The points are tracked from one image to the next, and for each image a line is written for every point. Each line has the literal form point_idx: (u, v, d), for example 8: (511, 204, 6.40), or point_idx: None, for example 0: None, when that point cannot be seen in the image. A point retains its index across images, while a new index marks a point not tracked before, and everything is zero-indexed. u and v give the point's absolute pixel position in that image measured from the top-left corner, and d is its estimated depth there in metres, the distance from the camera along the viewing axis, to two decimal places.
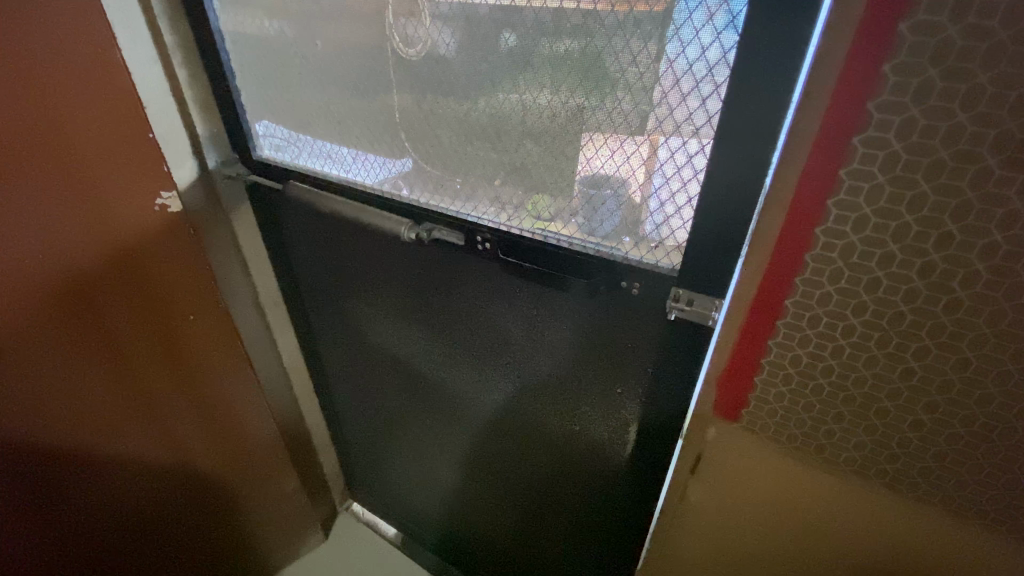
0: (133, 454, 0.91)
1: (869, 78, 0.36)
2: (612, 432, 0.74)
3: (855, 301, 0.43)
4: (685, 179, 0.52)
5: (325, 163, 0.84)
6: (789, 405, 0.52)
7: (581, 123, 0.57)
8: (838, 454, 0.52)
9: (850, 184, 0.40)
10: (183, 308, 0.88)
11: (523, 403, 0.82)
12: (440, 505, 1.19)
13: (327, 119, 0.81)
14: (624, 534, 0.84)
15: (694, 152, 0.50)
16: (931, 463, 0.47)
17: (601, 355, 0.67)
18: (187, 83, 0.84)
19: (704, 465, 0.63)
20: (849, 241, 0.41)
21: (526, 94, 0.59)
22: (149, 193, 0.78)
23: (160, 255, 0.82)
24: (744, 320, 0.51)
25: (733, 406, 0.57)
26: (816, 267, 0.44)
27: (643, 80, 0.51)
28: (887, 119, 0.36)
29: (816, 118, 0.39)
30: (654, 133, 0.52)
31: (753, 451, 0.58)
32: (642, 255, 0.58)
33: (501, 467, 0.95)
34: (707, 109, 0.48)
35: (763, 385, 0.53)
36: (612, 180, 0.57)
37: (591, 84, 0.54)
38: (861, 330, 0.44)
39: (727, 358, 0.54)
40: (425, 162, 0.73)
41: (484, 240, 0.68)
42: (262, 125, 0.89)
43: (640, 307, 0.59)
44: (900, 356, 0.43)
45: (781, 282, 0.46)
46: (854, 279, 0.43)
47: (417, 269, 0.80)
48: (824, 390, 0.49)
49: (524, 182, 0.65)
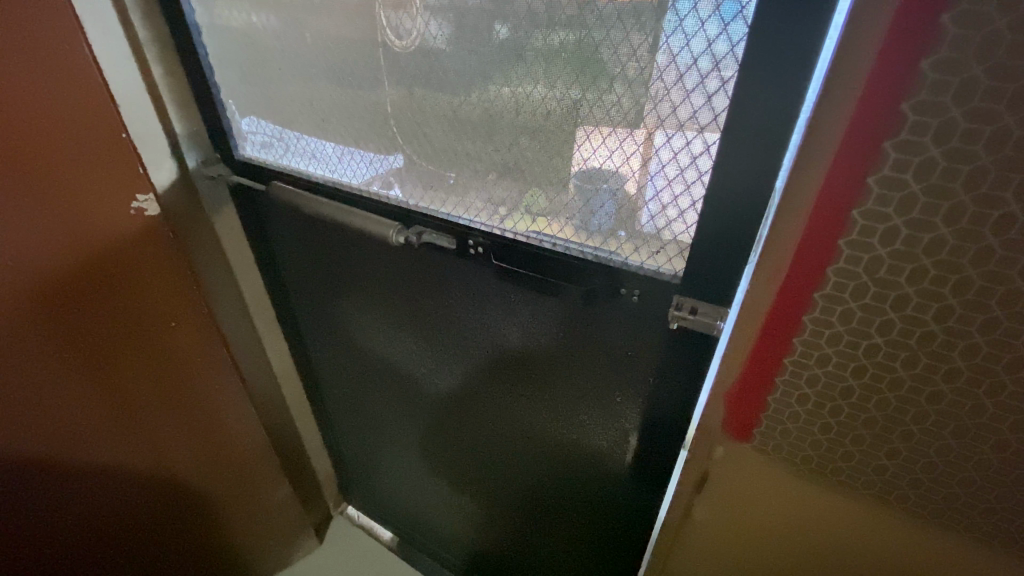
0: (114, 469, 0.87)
1: (905, 76, 0.33)
2: (611, 439, 0.72)
3: (880, 319, 0.40)
4: (689, 182, 0.49)
5: (309, 163, 0.81)
6: (805, 426, 0.49)
7: (577, 119, 0.54)
8: (856, 477, 0.49)
9: (880, 192, 0.36)
10: (164, 312, 0.84)
11: (518, 410, 0.80)
12: (437, 512, 1.16)
13: (311, 117, 0.77)
14: (626, 541, 0.82)
15: (698, 152, 0.47)
16: (956, 487, 0.44)
17: (601, 362, 0.65)
18: (164, 80, 0.80)
19: (711, 483, 0.59)
20: (876, 254, 0.38)
21: (519, 89, 0.56)
22: (125, 196, 0.74)
23: (139, 257, 0.79)
24: (757, 335, 0.47)
25: (744, 426, 0.53)
26: (838, 282, 0.40)
27: (644, 75, 0.48)
28: (923, 120, 0.33)
29: (840, 118, 0.36)
30: (655, 131, 0.49)
31: (754, 469, 0.56)
32: (643, 260, 0.55)
33: (498, 474, 0.92)
34: (713, 106, 0.45)
35: (776, 404, 0.50)
36: (608, 178, 0.55)
37: (587, 78, 0.51)
38: (886, 350, 0.41)
39: (737, 375, 0.50)
40: (423, 158, 0.69)
41: (477, 244, 0.65)
42: (248, 121, 0.84)
43: (642, 316, 0.58)
44: (929, 378, 0.40)
45: (798, 295, 0.43)
46: (880, 296, 0.39)
47: (409, 272, 0.77)
48: (843, 411, 0.46)
49: (517, 181, 0.61)
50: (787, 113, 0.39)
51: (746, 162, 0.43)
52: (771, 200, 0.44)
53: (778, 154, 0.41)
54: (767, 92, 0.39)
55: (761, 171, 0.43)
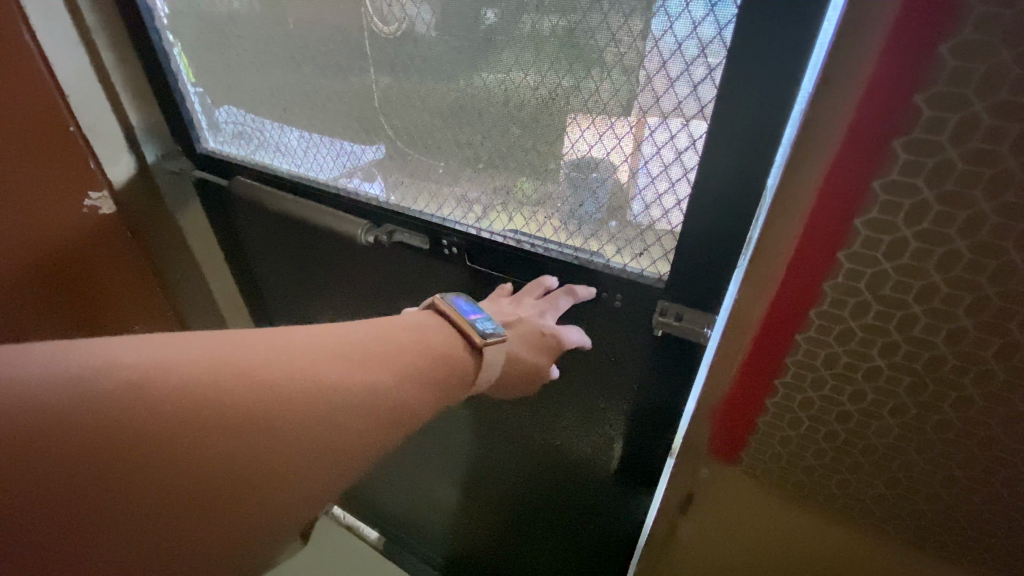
0: (257, 343, 0.39)
1: (920, 63, 0.28)
2: (596, 445, 0.69)
3: (882, 340, 0.36)
4: (673, 179, 0.45)
5: (275, 156, 0.75)
6: (796, 451, 0.44)
7: (555, 110, 0.50)
8: (852, 507, 0.44)
9: (887, 199, 0.31)
10: (123, 298, 0.91)
11: (500, 414, 0.77)
12: (423, 513, 1.12)
13: (272, 108, 0.72)
14: (610, 547, 0.80)
15: (683, 147, 0.43)
16: (962, 521, 0.39)
17: (583, 367, 0.62)
18: (118, 70, 0.74)
19: (697, 508, 0.54)
20: (881, 268, 0.33)
21: (501, 74, 0.51)
22: (77, 193, 0.78)
23: (106, 249, 0.85)
24: (747, 353, 0.42)
25: (729, 449, 0.48)
26: (837, 298, 0.36)
27: (625, 62, 0.44)
28: (941, 116, 0.28)
29: (842, 112, 0.30)
30: (639, 123, 0.45)
31: (756, 499, 0.49)
32: (627, 262, 0.52)
33: (481, 477, 0.90)
34: (699, 97, 0.41)
35: (766, 429, 0.45)
36: (590, 171, 0.51)
37: (565, 65, 0.47)
38: (888, 374, 0.37)
39: (727, 395, 0.45)
40: (408, 145, 0.63)
41: (450, 244, 0.62)
42: (223, 110, 0.76)
43: (626, 321, 0.54)
44: (937, 407, 0.36)
45: (792, 312, 0.38)
46: (883, 315, 0.35)
47: (383, 272, 0.73)
48: (839, 436, 0.41)
49: (495, 176, 0.57)
50: (779, 106, 0.36)
51: (736, 159, 0.39)
52: (761, 201, 0.40)
53: (770, 151, 0.38)
54: (758, 81, 0.36)
55: (749, 169, 0.39)
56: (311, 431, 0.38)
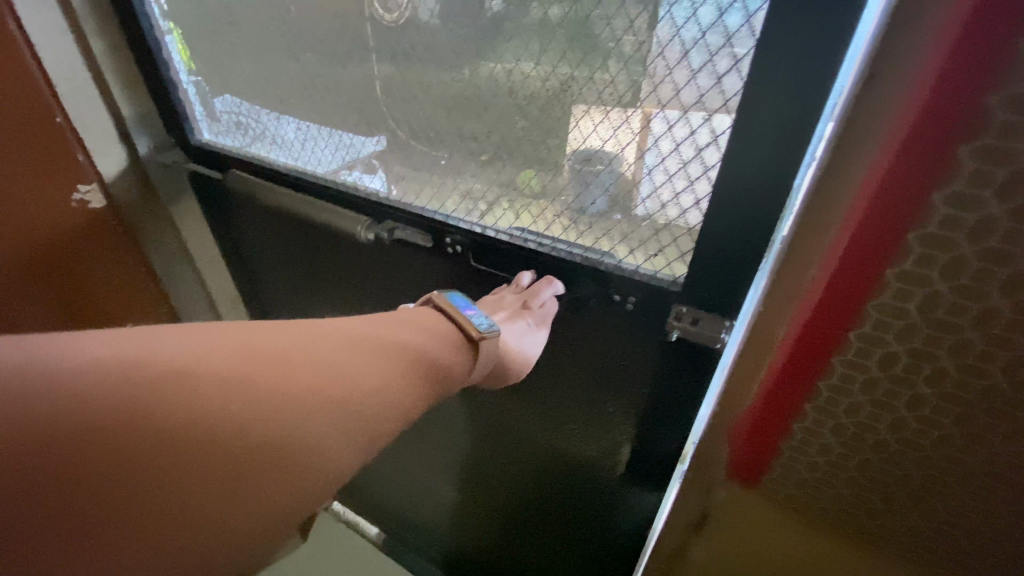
0: (255, 338, 0.38)
1: (994, 55, 0.23)
2: (602, 450, 0.67)
3: (930, 367, 0.32)
4: (692, 177, 0.42)
5: (272, 148, 0.73)
6: (824, 477, 0.41)
7: (565, 101, 0.47)
8: (884, 538, 0.41)
9: (948, 213, 0.27)
10: (122, 290, 0.89)
11: (505, 415, 0.75)
12: (423, 512, 1.10)
13: (267, 97, 0.69)
14: (614, 553, 0.78)
15: (704, 143, 0.41)
16: (1010, 560, 0.36)
17: (591, 370, 0.60)
18: (105, 56, 0.71)
19: (710, 529, 0.50)
20: (933, 288, 0.29)
21: (509, 65, 0.49)
22: (66, 186, 0.76)
23: (104, 240, 0.83)
24: (773, 371, 0.39)
25: (748, 471, 0.45)
26: (880, 319, 0.32)
27: (642, 51, 0.41)
28: (1018, 119, 0.24)
29: (891, 108, 0.27)
30: (653, 116, 0.43)
31: (776, 524, 0.46)
32: (640, 263, 0.49)
33: (484, 479, 0.88)
34: (722, 89, 0.38)
35: (792, 453, 0.41)
36: (599, 162, 0.48)
37: (578, 54, 0.45)
38: (932, 403, 0.33)
39: (750, 414, 0.42)
40: (412, 136, 0.60)
41: (454, 243, 0.59)
42: (221, 100, 0.73)
43: (638, 325, 0.52)
44: (985, 441, 0.32)
45: (828, 332, 0.34)
46: (933, 340, 0.31)
47: (383, 269, 0.70)
48: (873, 464, 0.38)
49: (501, 171, 0.55)
50: (812, 99, 0.33)
51: (758, 156, 0.37)
52: (789, 200, 0.37)
53: (798, 147, 0.35)
54: (787, 71, 0.33)
55: (776, 166, 0.37)
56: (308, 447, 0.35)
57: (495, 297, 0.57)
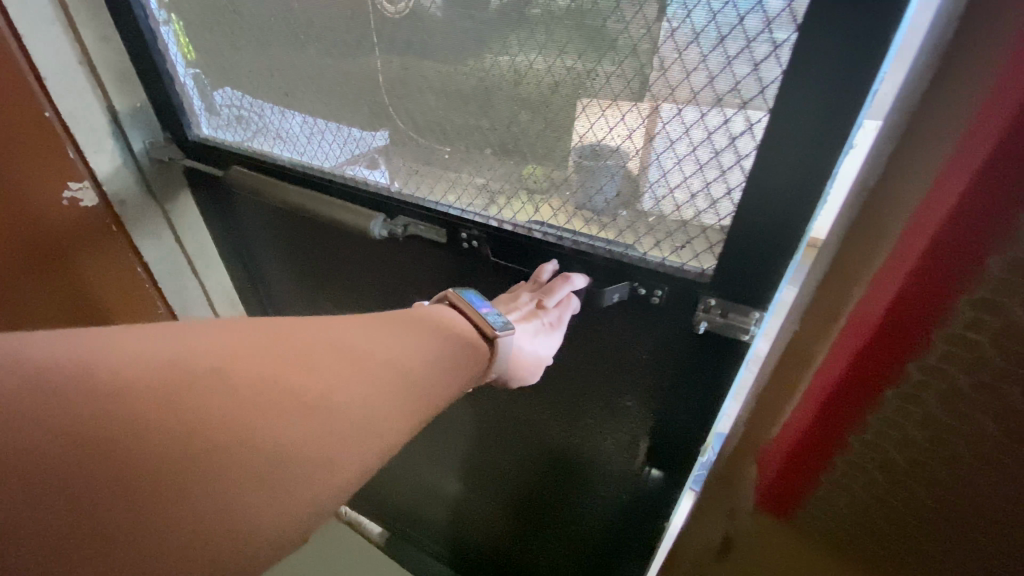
0: (270, 352, 0.34)
1: None
2: (619, 445, 0.67)
3: (997, 407, 0.29)
4: (724, 167, 0.41)
5: (274, 143, 0.70)
6: (866, 517, 0.38)
7: (576, 89, 0.46)
8: None
9: None
10: (111, 293, 0.86)
11: (519, 411, 0.75)
12: (431, 510, 1.10)
13: (269, 90, 0.67)
14: (627, 548, 0.78)
15: (738, 132, 0.39)
16: None
17: (611, 365, 0.59)
18: (98, 48, 0.68)
19: (735, 556, 0.48)
20: (1010, 321, 0.27)
21: (516, 60, 0.47)
22: (56, 183, 0.73)
23: (90, 240, 0.79)
24: (820, 392, 0.37)
25: (783, 500, 0.43)
26: (948, 348, 0.30)
27: (652, 38, 0.40)
28: None
29: (965, 112, 0.26)
30: (662, 103, 0.42)
31: (809, 562, 0.44)
32: (665, 255, 0.48)
33: (495, 475, 0.87)
34: (759, 77, 0.37)
35: (834, 486, 0.39)
36: (612, 151, 0.47)
37: (587, 43, 0.43)
38: (999, 450, 0.30)
39: (791, 435, 0.40)
40: (418, 131, 0.58)
41: (471, 237, 0.58)
42: (220, 92, 0.71)
43: (662, 319, 0.51)
44: None
45: (886, 355, 0.33)
46: (1004, 378, 0.28)
47: (390, 265, 0.69)
48: (923, 511, 0.35)
49: (510, 161, 0.53)
50: (857, 86, 0.32)
51: (796, 144, 0.36)
52: (827, 190, 0.37)
53: (840, 138, 0.34)
54: (833, 57, 0.32)
55: (815, 157, 0.36)
56: (337, 454, 0.34)
57: (509, 295, 0.56)
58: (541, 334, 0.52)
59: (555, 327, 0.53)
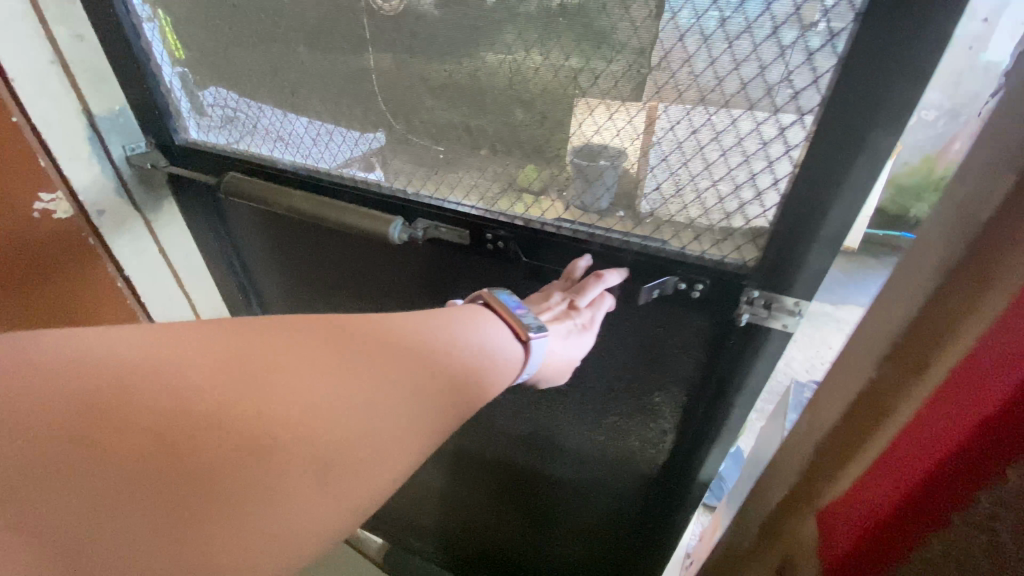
0: (296, 376, 0.33)
1: None
2: (645, 440, 0.67)
3: None
4: (771, 158, 0.41)
5: (273, 146, 0.66)
6: None
7: (572, 90, 0.47)
8: None
9: None
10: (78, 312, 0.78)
11: (539, 413, 0.74)
12: (438, 523, 1.07)
13: (270, 89, 0.63)
14: (650, 540, 0.78)
15: (788, 122, 0.39)
16: None
17: (641, 363, 0.59)
18: (74, 48, 0.63)
19: None
20: None
21: (510, 55, 0.47)
22: (26, 194, 0.67)
23: (60, 253, 0.72)
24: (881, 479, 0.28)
25: None
26: None
27: (650, 41, 0.42)
28: None
29: None
30: (660, 106, 0.44)
31: None
32: (705, 249, 0.48)
33: (513, 478, 0.86)
34: (814, 66, 0.36)
35: None
36: (609, 151, 0.48)
37: (588, 44, 0.44)
38: None
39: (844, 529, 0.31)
40: (433, 131, 0.56)
41: (496, 238, 0.55)
42: (210, 91, 0.66)
43: (699, 313, 0.51)
44: None
45: (953, 447, 0.24)
46: None
47: (403, 270, 0.67)
48: None
49: (506, 159, 0.54)
50: (917, 74, 0.33)
51: (852, 133, 0.36)
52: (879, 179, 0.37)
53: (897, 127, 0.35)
54: (898, 45, 0.32)
55: (871, 146, 0.36)
56: None
57: (542, 294, 0.54)
58: (573, 335, 0.51)
59: (587, 328, 0.52)
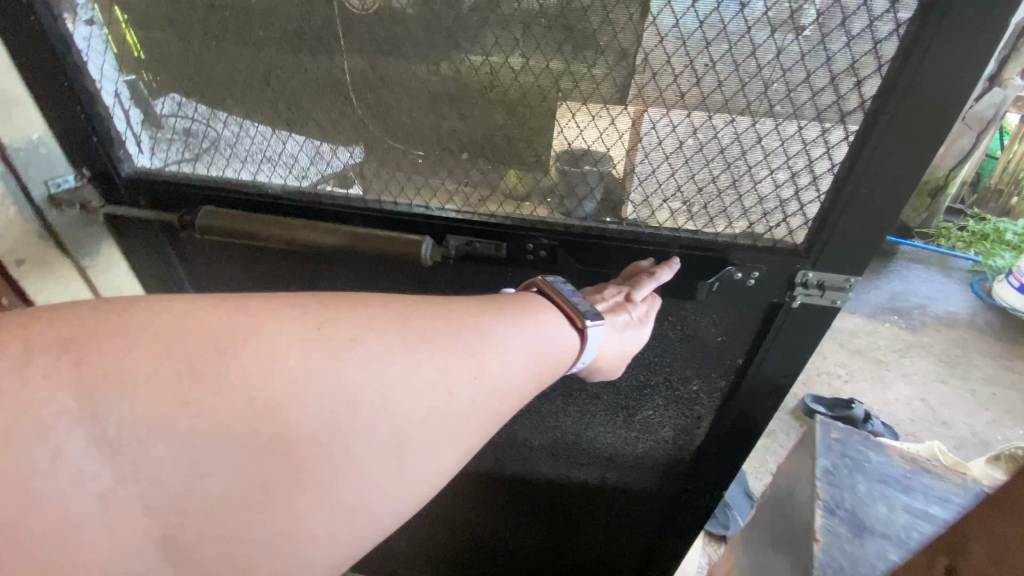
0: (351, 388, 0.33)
1: None
2: (680, 428, 0.68)
3: None
4: (830, 144, 0.43)
5: (256, 164, 0.57)
6: None
7: (552, 91, 0.47)
8: None
9: None
10: None
11: (566, 422, 0.72)
12: (445, 563, 0.99)
13: (249, 99, 0.53)
14: (682, 527, 0.80)
15: (850, 109, 0.42)
16: None
17: (685, 355, 0.60)
18: None
19: None
20: None
21: (483, 59, 0.46)
22: None
23: None
24: None
25: None
26: None
27: (632, 44, 0.43)
28: None
29: None
30: (643, 109, 0.46)
31: None
32: (758, 237, 0.49)
33: (535, 495, 0.83)
34: (880, 54, 0.39)
35: None
36: (592, 155, 0.49)
37: (564, 48, 0.45)
38: None
39: None
40: (456, 140, 0.51)
41: (540, 248, 0.53)
42: (164, 100, 0.55)
43: (749, 300, 0.52)
44: None
45: None
46: None
47: (419, 289, 0.61)
48: None
49: (490, 163, 0.52)
50: (976, 61, 0.36)
51: (918, 120, 0.39)
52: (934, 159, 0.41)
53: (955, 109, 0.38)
54: (964, 35, 0.36)
55: (931, 129, 0.39)
56: None
57: (596, 288, 0.53)
58: (629, 328, 0.50)
59: (642, 322, 0.51)
